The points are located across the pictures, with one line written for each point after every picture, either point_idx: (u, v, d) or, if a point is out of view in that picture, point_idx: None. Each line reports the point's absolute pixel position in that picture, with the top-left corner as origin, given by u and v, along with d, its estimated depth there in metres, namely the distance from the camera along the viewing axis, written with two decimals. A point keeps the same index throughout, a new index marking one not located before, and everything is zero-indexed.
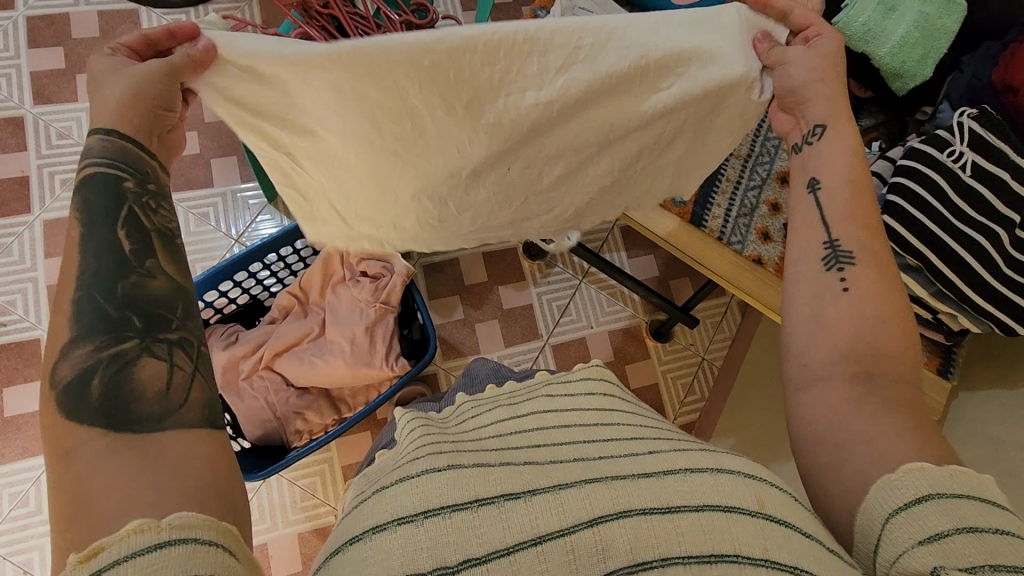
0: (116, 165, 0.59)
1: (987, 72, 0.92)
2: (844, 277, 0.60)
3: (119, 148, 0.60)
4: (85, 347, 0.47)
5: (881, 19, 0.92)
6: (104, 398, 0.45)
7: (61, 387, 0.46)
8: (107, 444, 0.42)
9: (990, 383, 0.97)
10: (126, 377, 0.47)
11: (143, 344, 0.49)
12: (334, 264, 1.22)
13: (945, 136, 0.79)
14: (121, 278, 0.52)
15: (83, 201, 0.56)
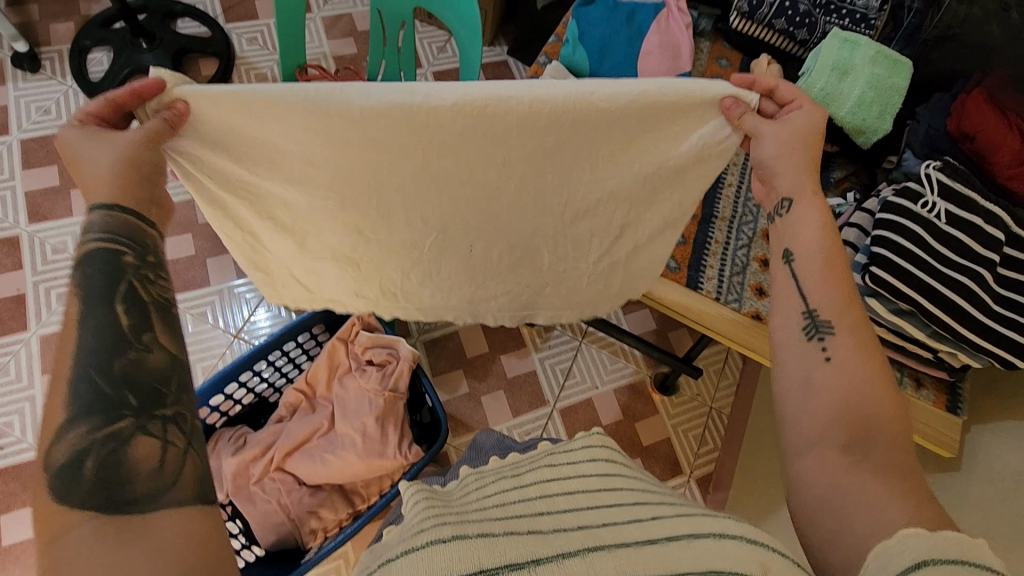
0: (117, 241, 0.57)
1: (942, 122, 0.99)
2: (826, 346, 0.62)
3: (123, 224, 0.58)
4: (79, 428, 0.45)
5: (836, 83, 1.01)
6: (98, 482, 0.43)
7: (52, 472, 0.43)
8: (95, 528, 0.41)
9: (999, 416, 0.98)
10: (119, 455, 0.45)
11: (138, 423, 0.47)
12: (339, 354, 1.23)
13: (916, 187, 0.84)
14: (117, 355, 0.49)
15: (81, 278, 0.53)
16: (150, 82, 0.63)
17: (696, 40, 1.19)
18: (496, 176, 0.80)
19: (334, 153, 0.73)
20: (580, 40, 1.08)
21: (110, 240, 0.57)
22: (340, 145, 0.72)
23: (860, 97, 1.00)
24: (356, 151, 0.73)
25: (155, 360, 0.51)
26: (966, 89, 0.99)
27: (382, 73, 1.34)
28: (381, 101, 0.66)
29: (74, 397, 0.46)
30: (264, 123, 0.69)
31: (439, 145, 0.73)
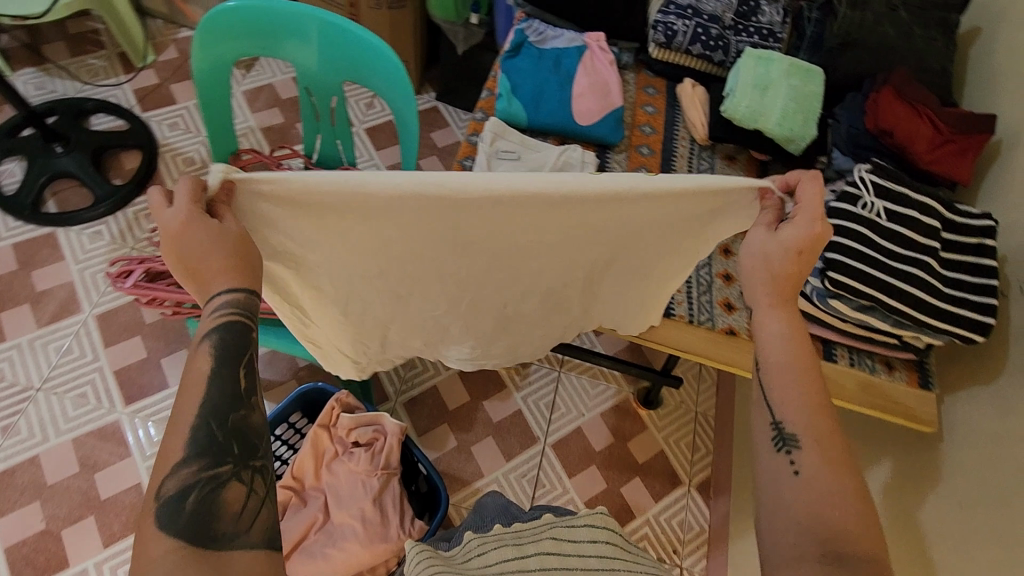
0: (241, 317, 0.59)
1: (861, 120, 1.05)
2: (794, 461, 0.59)
3: (250, 301, 0.60)
4: (190, 467, 0.50)
5: (760, 99, 1.07)
6: (193, 514, 0.48)
7: (160, 501, 0.48)
8: (182, 556, 0.46)
9: (966, 383, 1.02)
10: (215, 496, 0.49)
11: (235, 468, 0.51)
12: (323, 442, 1.18)
13: (854, 191, 0.88)
14: (232, 411, 0.54)
15: (218, 343, 0.57)
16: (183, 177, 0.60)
17: (621, 72, 1.23)
18: (503, 257, 0.75)
19: (372, 227, 0.68)
20: (513, 92, 1.10)
21: (239, 317, 0.59)
22: (376, 220, 0.66)
23: (783, 110, 1.06)
24: (386, 232, 0.68)
25: (258, 420, 0.55)
26: (877, 87, 1.05)
27: (319, 144, 1.31)
28: (411, 181, 0.60)
29: (192, 440, 0.51)
30: (300, 200, 0.63)
31: (455, 227, 0.68)
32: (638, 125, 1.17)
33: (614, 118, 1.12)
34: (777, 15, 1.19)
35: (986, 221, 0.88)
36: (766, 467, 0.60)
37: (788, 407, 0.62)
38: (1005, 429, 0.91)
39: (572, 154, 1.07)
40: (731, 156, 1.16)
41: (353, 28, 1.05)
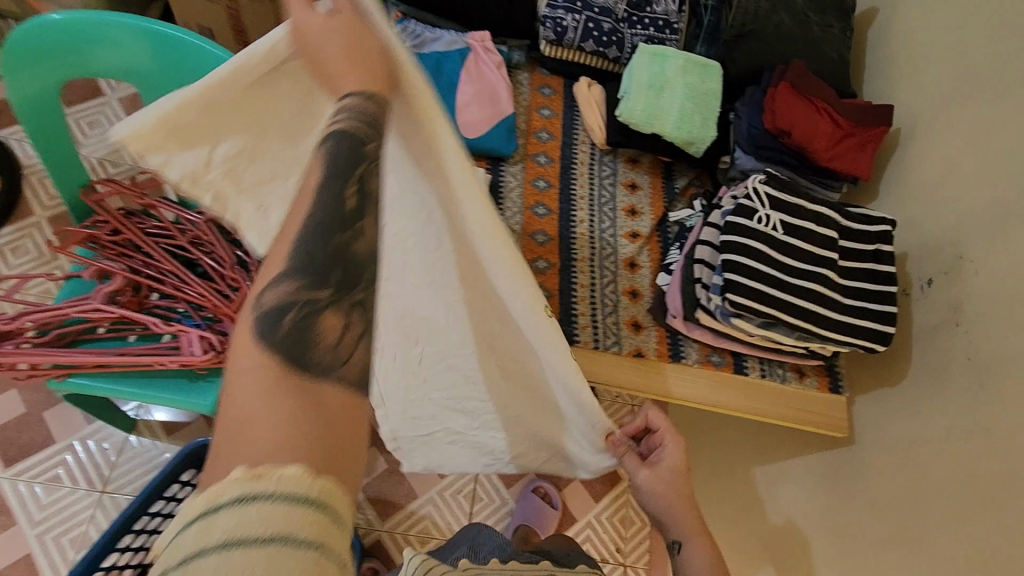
0: (354, 122, 0.48)
1: (759, 119, 1.00)
2: None
3: (374, 109, 0.49)
4: (288, 283, 0.41)
5: (656, 100, 1.00)
6: (292, 339, 0.39)
7: (259, 312, 0.40)
8: (266, 379, 0.38)
9: (875, 384, 1.00)
10: (312, 323, 0.41)
11: (336, 296, 0.42)
12: None
13: (748, 204, 0.83)
14: (340, 227, 0.43)
15: (326, 154, 0.46)
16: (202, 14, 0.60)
17: (512, 73, 1.13)
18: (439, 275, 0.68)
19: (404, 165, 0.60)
20: None
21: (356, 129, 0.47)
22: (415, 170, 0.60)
23: (681, 110, 1.00)
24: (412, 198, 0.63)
25: (366, 249, 0.44)
26: (774, 82, 1.00)
27: None
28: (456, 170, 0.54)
29: (298, 251, 0.42)
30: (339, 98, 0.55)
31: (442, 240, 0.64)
32: (533, 131, 1.08)
33: (505, 128, 1.03)
34: (673, 4, 1.10)
35: (883, 226, 0.84)
36: None
37: None
38: (914, 434, 0.90)
39: None
40: (634, 159, 1.09)
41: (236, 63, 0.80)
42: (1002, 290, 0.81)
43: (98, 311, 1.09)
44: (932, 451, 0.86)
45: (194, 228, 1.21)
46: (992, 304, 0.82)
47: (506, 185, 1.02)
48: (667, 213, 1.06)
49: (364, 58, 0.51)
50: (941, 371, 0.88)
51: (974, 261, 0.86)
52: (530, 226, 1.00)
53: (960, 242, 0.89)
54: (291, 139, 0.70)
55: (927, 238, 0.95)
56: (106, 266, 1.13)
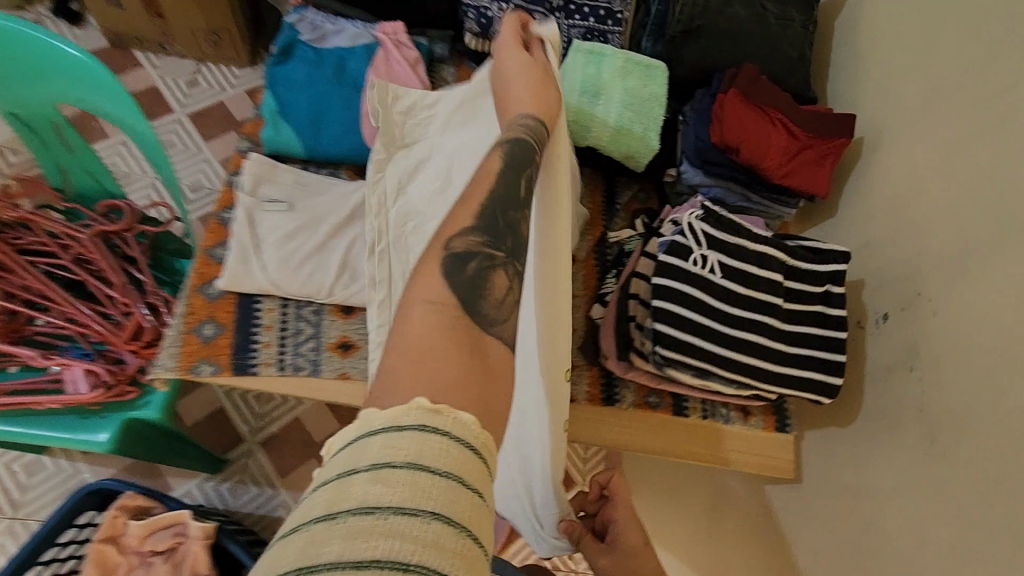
0: (528, 137, 0.63)
1: (707, 130, 0.88)
2: None
3: (544, 130, 0.65)
4: (474, 237, 0.52)
5: (589, 108, 0.88)
6: (466, 287, 0.49)
7: (451, 252, 0.51)
8: (439, 312, 0.46)
9: (824, 419, 0.94)
10: (490, 274, 0.51)
11: (507, 262, 0.53)
12: (111, 556, 0.96)
13: (682, 242, 0.72)
14: (515, 207, 0.57)
15: (512, 150, 0.60)
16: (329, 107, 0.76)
17: (436, 69, 0.97)
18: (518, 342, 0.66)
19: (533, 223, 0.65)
20: (281, 114, 0.85)
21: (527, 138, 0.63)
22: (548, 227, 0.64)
23: (618, 120, 0.88)
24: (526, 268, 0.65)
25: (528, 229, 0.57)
26: (723, 88, 0.88)
27: (70, 179, 1.08)
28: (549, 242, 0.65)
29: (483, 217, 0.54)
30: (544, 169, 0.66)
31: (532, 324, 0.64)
32: None
33: None
34: None
35: (835, 265, 0.75)
36: None
37: None
38: (862, 484, 0.83)
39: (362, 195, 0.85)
40: None
41: (54, 40, 0.82)
42: (961, 338, 0.72)
43: None
44: (878, 504, 0.80)
45: (77, 244, 1.05)
46: (949, 353, 0.73)
47: None
48: (607, 232, 0.95)
49: (543, 93, 0.67)
50: (891, 418, 0.81)
51: (934, 300, 0.77)
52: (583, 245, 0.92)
53: (919, 276, 0.80)
54: (449, 162, 0.80)
55: (886, 266, 0.86)
56: None
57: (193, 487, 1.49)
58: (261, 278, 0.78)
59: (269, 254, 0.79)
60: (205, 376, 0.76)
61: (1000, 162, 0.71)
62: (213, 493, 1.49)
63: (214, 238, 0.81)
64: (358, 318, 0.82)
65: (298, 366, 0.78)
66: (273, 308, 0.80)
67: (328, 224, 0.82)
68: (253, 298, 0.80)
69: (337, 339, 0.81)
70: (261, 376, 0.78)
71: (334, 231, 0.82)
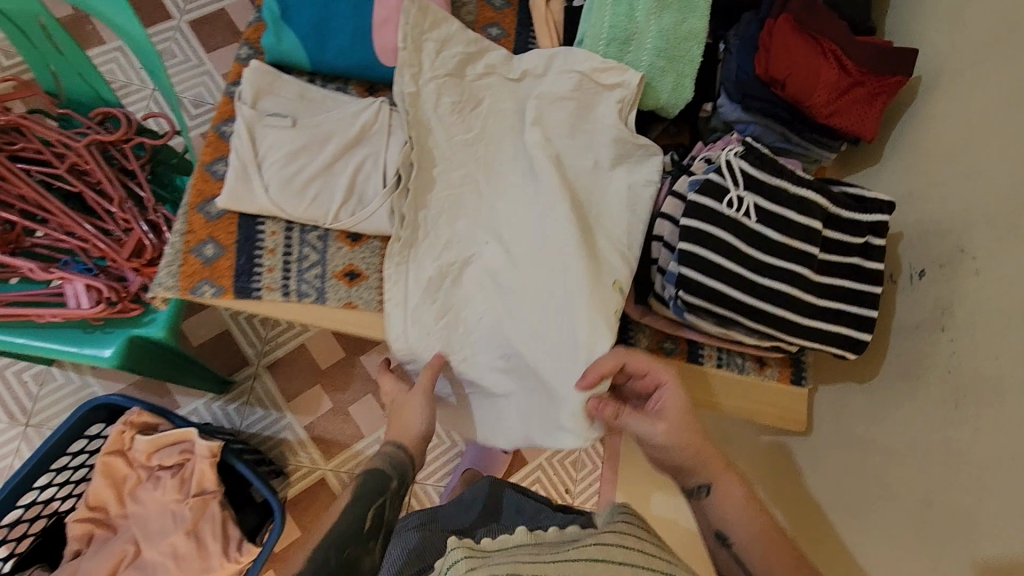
0: (389, 469, 0.67)
1: (751, 61, 0.80)
2: None
3: (403, 459, 0.69)
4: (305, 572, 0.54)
5: (617, 59, 0.81)
6: None
7: None
8: None
9: (843, 374, 0.91)
10: None
11: None
12: (119, 468, 0.99)
13: (717, 181, 0.67)
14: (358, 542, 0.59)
15: (360, 486, 0.65)
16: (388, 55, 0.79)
17: None
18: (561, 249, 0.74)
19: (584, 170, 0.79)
20: (284, 19, 0.77)
21: (388, 469, 0.67)
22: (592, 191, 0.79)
23: (647, 72, 0.81)
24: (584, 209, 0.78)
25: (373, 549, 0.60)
26: (773, 13, 0.79)
27: (61, 83, 1.01)
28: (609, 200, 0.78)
29: (312, 559, 0.56)
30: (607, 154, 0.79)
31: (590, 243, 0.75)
32: None
33: None
34: None
35: (878, 216, 0.70)
36: None
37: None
38: (874, 442, 0.81)
39: (373, 113, 0.78)
40: None
41: None
42: (998, 299, 0.68)
43: None
44: (884, 460, 0.79)
45: (72, 154, 1.00)
46: (986, 314, 0.70)
47: None
48: None
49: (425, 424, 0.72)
50: (913, 377, 0.78)
51: (976, 257, 0.72)
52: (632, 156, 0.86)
53: (964, 231, 0.75)
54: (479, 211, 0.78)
55: (927, 219, 0.81)
56: None
57: (199, 407, 1.51)
58: (261, 197, 0.73)
59: (271, 173, 0.74)
60: (206, 298, 0.73)
61: None
62: (220, 413, 1.52)
63: (213, 153, 0.76)
64: (366, 246, 0.78)
65: (302, 293, 0.75)
66: (276, 231, 0.76)
67: (335, 142, 0.76)
68: (256, 219, 0.75)
69: (344, 267, 0.77)
70: (264, 300, 0.75)
71: (341, 151, 0.76)
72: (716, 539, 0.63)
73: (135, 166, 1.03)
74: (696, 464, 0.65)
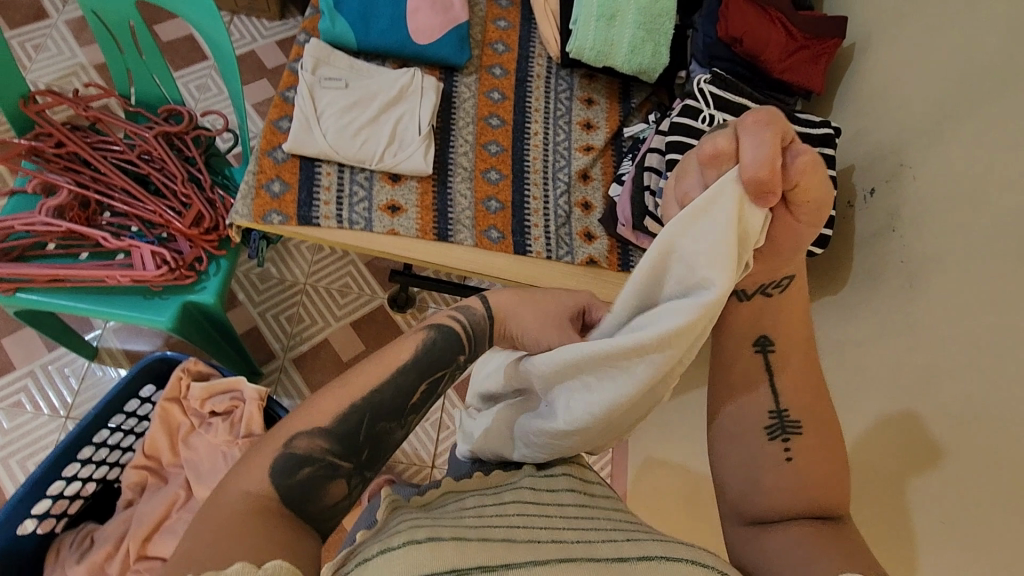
0: (467, 333, 0.65)
1: (714, 29, 0.99)
2: (789, 447, 0.60)
3: (482, 322, 0.66)
4: (320, 442, 0.55)
5: (605, 31, 0.99)
6: (301, 487, 0.52)
7: (285, 452, 0.53)
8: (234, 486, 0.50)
9: (821, 294, 1.04)
10: (325, 483, 0.54)
11: (354, 472, 0.57)
12: (175, 416, 1.10)
13: (694, 105, 0.87)
14: (385, 418, 0.59)
15: (428, 340, 0.63)
16: (423, 31, 0.98)
17: None
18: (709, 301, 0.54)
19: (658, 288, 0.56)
20: (337, 8, 0.97)
21: (460, 328, 0.65)
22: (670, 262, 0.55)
23: (631, 40, 0.99)
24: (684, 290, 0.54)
25: (391, 437, 0.60)
26: None
27: (135, 85, 1.20)
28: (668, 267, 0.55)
29: (341, 419, 0.56)
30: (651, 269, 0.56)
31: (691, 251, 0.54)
32: (489, 43, 1.07)
33: (457, 36, 1.01)
34: None
35: (824, 130, 0.88)
36: (757, 448, 0.61)
37: (796, 400, 0.62)
38: (853, 338, 0.93)
39: (409, 79, 0.95)
40: (591, 74, 1.09)
41: None
42: (932, 192, 0.83)
43: (45, 223, 1.10)
44: (861, 352, 0.91)
45: (144, 144, 1.18)
46: (925, 207, 0.84)
47: (458, 100, 1.02)
48: (623, 127, 1.06)
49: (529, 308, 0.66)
50: (874, 275, 0.92)
51: (913, 167, 0.88)
52: (589, 130, 1.05)
53: (903, 149, 0.91)
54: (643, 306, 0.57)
55: (873, 148, 0.97)
56: (52, 179, 1.11)
57: None
58: (321, 141, 0.89)
59: (329, 124, 0.90)
60: (275, 224, 0.87)
61: (966, 41, 0.82)
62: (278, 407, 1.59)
63: (279, 112, 0.93)
64: (405, 185, 0.93)
65: (353, 221, 0.89)
66: (330, 172, 0.91)
67: (380, 101, 0.93)
68: (315, 163, 0.91)
69: (387, 202, 0.92)
70: (321, 227, 0.89)
71: (384, 108, 0.93)
72: (754, 346, 0.64)
73: (195, 153, 1.20)
74: (781, 251, 0.59)
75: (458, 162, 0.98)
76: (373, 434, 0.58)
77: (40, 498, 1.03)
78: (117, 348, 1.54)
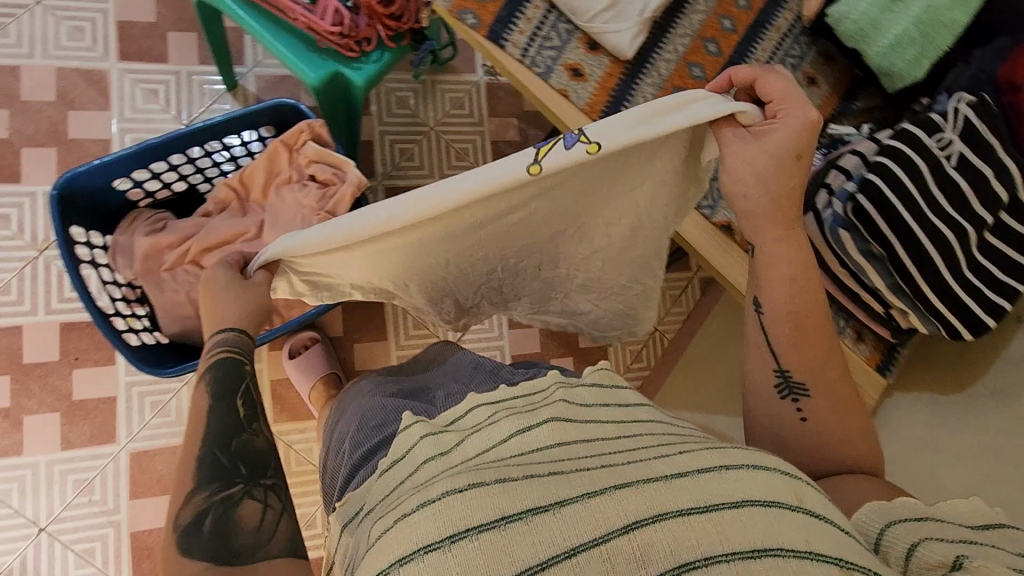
0: (230, 353, 0.68)
1: (994, 67, 0.86)
2: (800, 406, 0.68)
3: (235, 337, 0.69)
4: (204, 492, 0.55)
5: (879, 11, 0.88)
6: (212, 535, 0.52)
7: (179, 528, 0.52)
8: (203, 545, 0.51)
9: (924, 385, 0.99)
10: (231, 513, 0.54)
11: (247, 487, 0.57)
12: (281, 161, 1.13)
13: (937, 121, 0.82)
14: (235, 436, 0.61)
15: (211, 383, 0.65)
16: None
17: None
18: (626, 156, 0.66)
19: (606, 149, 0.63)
20: None
21: (236, 353, 0.68)
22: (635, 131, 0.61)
23: (899, 35, 0.88)
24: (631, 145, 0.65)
25: (260, 440, 0.62)
26: None
27: None
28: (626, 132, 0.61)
29: (200, 466, 0.57)
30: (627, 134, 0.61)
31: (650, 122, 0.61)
32: None
33: None
34: None
35: None
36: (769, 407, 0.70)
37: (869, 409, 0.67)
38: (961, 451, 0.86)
39: None
40: (828, 56, 0.99)
41: None
42: None
43: None
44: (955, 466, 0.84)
45: None
46: None
47: (690, 7, 0.94)
48: (830, 121, 0.97)
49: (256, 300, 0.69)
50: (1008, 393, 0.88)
51: None
52: None
53: None
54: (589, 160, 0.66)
55: None
56: None
57: None
58: None
59: None
60: (466, 24, 0.88)
61: None
62: None
63: None
64: (598, 57, 0.89)
65: (535, 63, 0.88)
66: (538, 8, 0.88)
67: None
68: None
69: (573, 63, 0.89)
70: (504, 51, 0.89)
71: None
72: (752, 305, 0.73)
73: None
74: None
75: (657, 65, 0.92)
76: (240, 449, 0.60)
77: (138, 168, 1.09)
78: (252, 92, 1.58)
